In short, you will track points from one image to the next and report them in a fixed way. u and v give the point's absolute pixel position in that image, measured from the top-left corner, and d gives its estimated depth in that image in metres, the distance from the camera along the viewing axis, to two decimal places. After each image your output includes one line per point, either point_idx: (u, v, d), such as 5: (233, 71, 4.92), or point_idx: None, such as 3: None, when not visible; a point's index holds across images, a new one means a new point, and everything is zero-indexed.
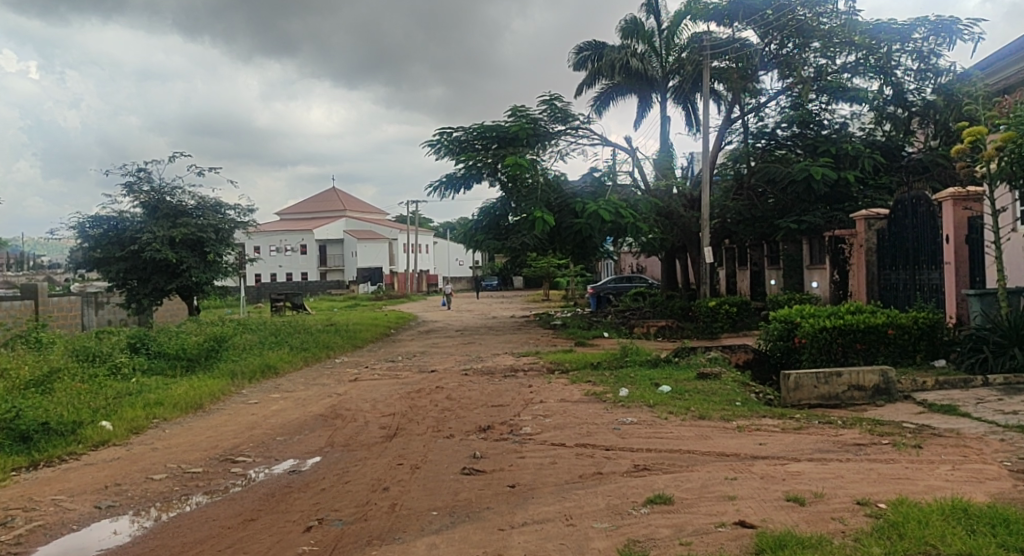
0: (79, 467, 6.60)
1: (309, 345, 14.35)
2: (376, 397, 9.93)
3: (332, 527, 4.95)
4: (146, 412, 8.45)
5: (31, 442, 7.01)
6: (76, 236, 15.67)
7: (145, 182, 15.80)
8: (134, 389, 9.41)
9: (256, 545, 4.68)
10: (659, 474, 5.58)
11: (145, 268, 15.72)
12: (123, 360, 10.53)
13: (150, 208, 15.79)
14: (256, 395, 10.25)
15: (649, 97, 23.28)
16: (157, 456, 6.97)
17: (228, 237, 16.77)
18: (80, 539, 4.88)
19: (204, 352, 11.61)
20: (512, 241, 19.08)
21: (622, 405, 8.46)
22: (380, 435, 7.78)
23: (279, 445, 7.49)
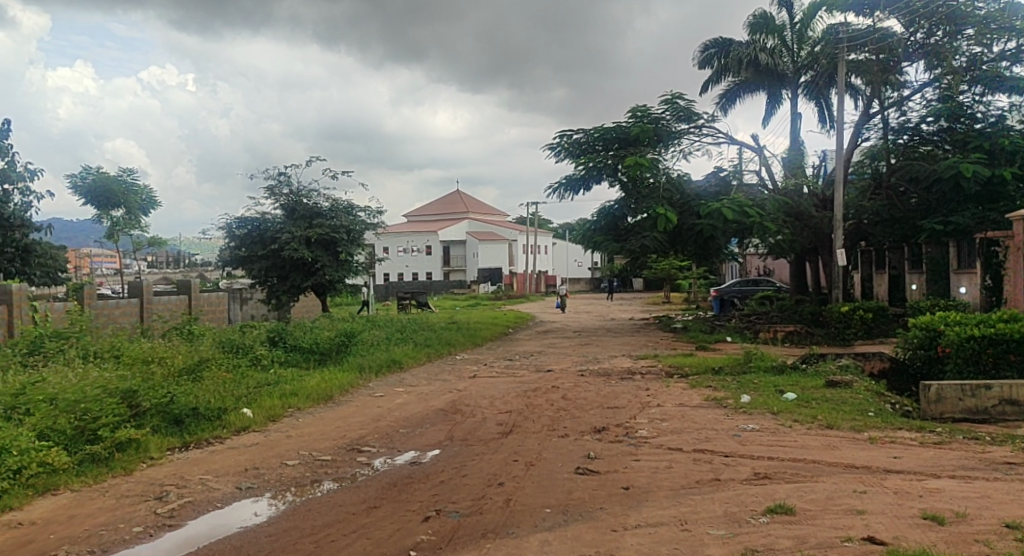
0: (224, 450, 7.17)
1: (432, 342, 14.83)
2: (494, 394, 10.13)
3: (448, 519, 5.10)
4: (282, 402, 9.06)
5: (183, 425, 7.66)
6: (225, 236, 17.03)
7: (285, 185, 16.92)
8: (272, 379, 10.10)
9: (378, 531, 4.90)
10: (781, 483, 5.35)
11: (285, 266, 16.80)
12: (263, 352, 11.31)
13: (288, 210, 16.89)
14: (382, 388, 10.73)
15: (779, 93, 22.32)
16: (291, 443, 7.45)
17: (359, 237, 17.59)
18: (223, 517, 5.29)
19: (335, 346, 12.28)
20: (631, 242, 18.83)
21: (744, 411, 8.17)
22: (497, 431, 7.93)
23: (402, 437, 7.80)
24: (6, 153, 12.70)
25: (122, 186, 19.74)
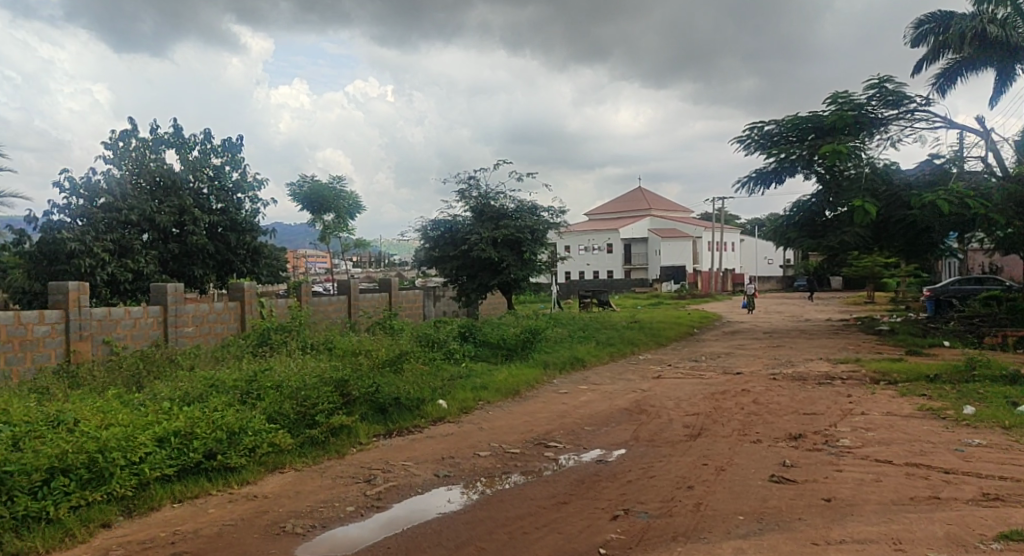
0: (423, 439, 7.66)
1: (614, 340, 14.82)
2: (680, 395, 9.93)
3: (637, 519, 5.09)
4: (473, 395, 9.53)
5: (387, 414, 8.27)
6: (420, 238, 18.20)
7: (474, 188, 17.72)
8: (463, 373, 10.63)
9: (568, 527, 5.00)
10: (1016, 508, 4.75)
11: (474, 266, 17.60)
12: (455, 347, 11.94)
13: (477, 212, 17.66)
14: (566, 385, 10.91)
15: (1011, 68, 19.70)
16: (483, 435, 7.81)
17: (543, 237, 17.96)
18: (421, 504, 5.59)
19: (521, 343, 12.67)
20: (829, 238, 17.56)
21: (966, 424, 7.34)
22: (685, 433, 7.77)
23: (588, 435, 7.90)
24: (240, 166, 14.49)
25: (333, 192, 21.70)
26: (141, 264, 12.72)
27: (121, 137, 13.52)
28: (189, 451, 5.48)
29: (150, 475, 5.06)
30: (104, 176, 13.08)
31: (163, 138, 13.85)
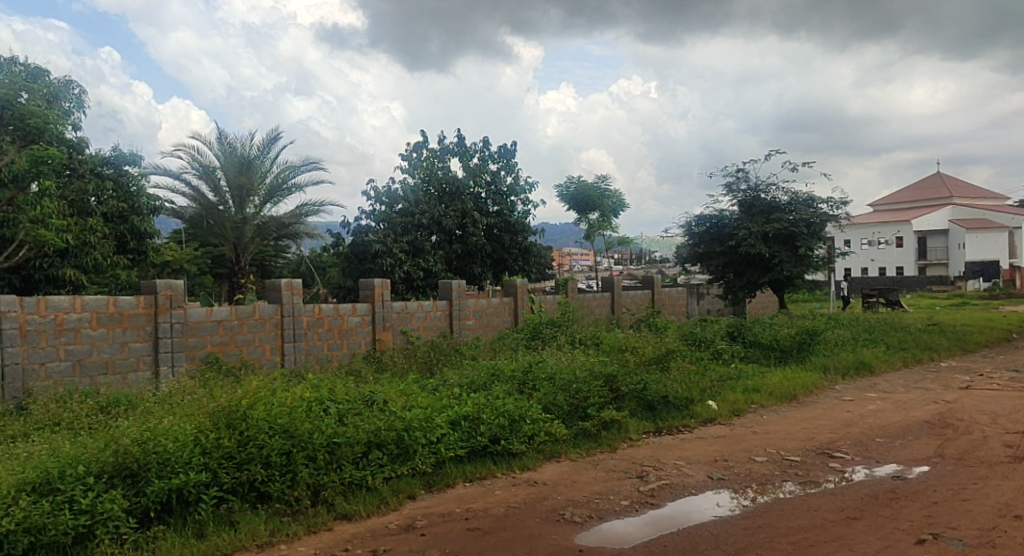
0: (694, 439, 7.44)
1: (908, 345, 13.16)
2: (997, 411, 8.51)
3: (948, 546, 4.46)
4: (745, 397, 9.09)
5: (656, 412, 8.11)
6: (685, 235, 17.85)
7: (743, 181, 16.87)
8: (733, 373, 10.18)
9: (863, 546, 4.53)
10: None
11: (742, 262, 16.78)
12: (724, 346, 11.47)
13: (745, 206, 16.76)
14: (851, 392, 9.93)
15: None
16: (758, 440, 7.40)
17: (821, 231, 16.49)
18: (689, 505, 5.30)
19: (797, 344, 11.80)
20: None
21: None
22: (1006, 454, 6.63)
23: (880, 447, 7.11)
24: (513, 170, 15.42)
25: (597, 191, 22.11)
26: (430, 263, 14.21)
27: (415, 149, 15.19)
28: (477, 434, 5.88)
29: (445, 456, 5.41)
30: (401, 185, 14.79)
31: (449, 148, 15.22)
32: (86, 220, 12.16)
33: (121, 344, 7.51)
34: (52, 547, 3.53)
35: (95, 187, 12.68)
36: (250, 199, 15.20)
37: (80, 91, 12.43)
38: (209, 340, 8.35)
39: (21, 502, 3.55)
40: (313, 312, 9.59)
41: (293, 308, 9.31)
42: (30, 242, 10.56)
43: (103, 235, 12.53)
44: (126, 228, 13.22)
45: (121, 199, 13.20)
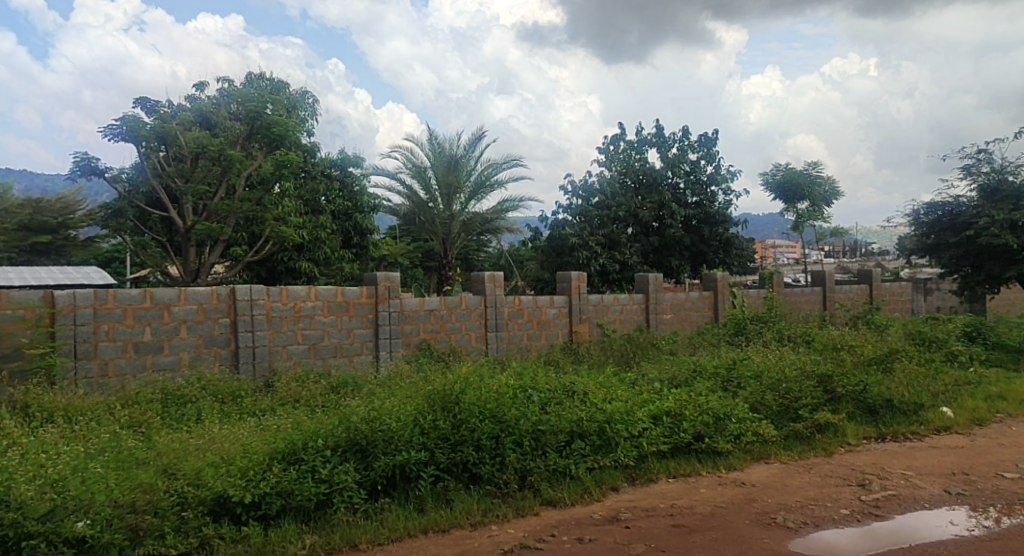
0: (924, 448, 6.67)
1: None
2: None
3: None
4: (987, 405, 8.02)
5: (878, 416, 7.40)
6: (911, 224, 16.13)
7: (985, 163, 14.83)
8: (972, 378, 9.01)
9: None
10: None
11: (981, 254, 14.79)
12: (960, 348, 10.17)
13: (988, 190, 14.67)
14: None
15: None
16: (1005, 453, 6.47)
17: None
18: (918, 521, 4.73)
19: None
20: None
21: None
22: None
23: None
24: (715, 159, 14.86)
25: (807, 178, 20.65)
26: (627, 255, 14.17)
27: (612, 142, 15.14)
28: (680, 430, 5.73)
29: (648, 450, 5.35)
30: (599, 177, 14.84)
31: (647, 140, 14.98)
32: (318, 217, 13.53)
33: (348, 330, 8.29)
34: (299, 511, 3.88)
35: (325, 188, 14.09)
36: (457, 196, 16.09)
37: (314, 100, 13.88)
38: (422, 328, 8.98)
39: (274, 469, 3.96)
40: (514, 303, 9.96)
41: (496, 299, 9.68)
42: (274, 237, 11.99)
43: (332, 232, 13.87)
44: (351, 225, 14.58)
45: (346, 198, 14.55)
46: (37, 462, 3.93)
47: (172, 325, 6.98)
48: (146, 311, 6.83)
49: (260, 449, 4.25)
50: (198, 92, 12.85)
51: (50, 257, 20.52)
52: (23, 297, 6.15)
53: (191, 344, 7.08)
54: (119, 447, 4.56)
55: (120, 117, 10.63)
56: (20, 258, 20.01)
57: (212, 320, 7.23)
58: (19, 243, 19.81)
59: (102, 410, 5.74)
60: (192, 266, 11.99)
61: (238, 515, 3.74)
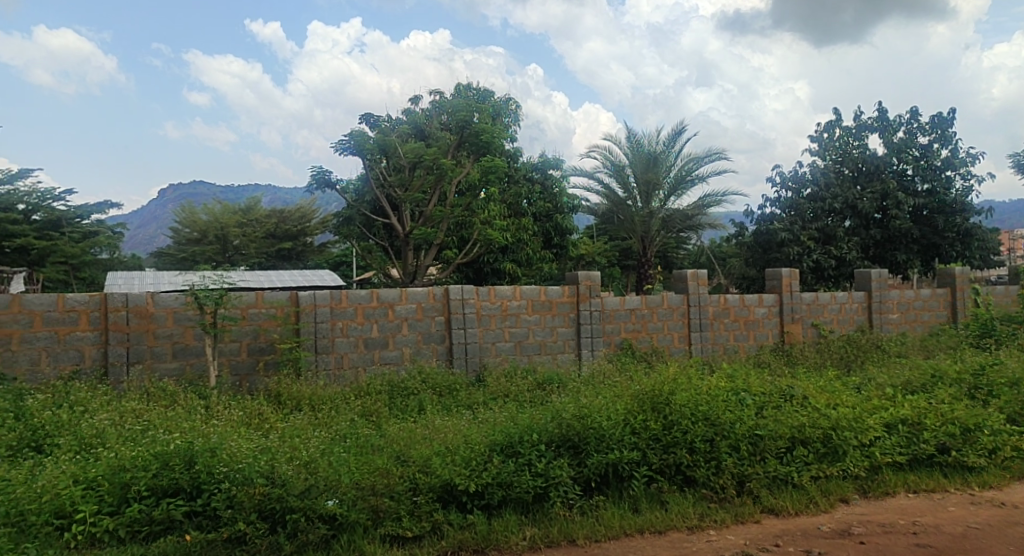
0: None
1: None
2: None
3: None
4: None
5: None
6: None
7: None
8: None
9: None
10: None
11: None
12: None
13: None
14: None
15: None
16: None
17: None
18: None
19: None
20: None
21: None
22: None
23: None
24: (950, 140, 13.24)
25: None
26: (844, 250, 13.12)
27: (827, 128, 14.04)
28: (920, 441, 5.16)
29: (881, 461, 4.88)
30: (810, 167, 13.85)
31: (867, 124, 13.70)
32: (520, 220, 14.06)
33: (552, 328, 8.46)
34: (518, 503, 4.01)
35: (527, 191, 14.65)
36: (656, 193, 15.82)
37: (516, 106, 14.37)
38: (624, 328, 8.94)
39: (493, 461, 4.13)
40: (719, 302, 9.57)
41: (699, 298, 9.37)
42: (481, 240, 12.59)
43: (533, 233, 14.31)
44: (551, 226, 14.90)
45: (547, 200, 14.94)
46: (292, 444, 4.44)
47: (394, 323, 7.55)
48: (373, 309, 7.45)
49: (480, 441, 4.46)
50: (413, 106, 13.85)
51: (291, 261, 23.06)
52: (275, 298, 7.01)
53: (411, 340, 7.63)
54: (356, 434, 5.00)
55: (348, 132, 11.71)
56: (267, 262, 22.77)
57: (429, 318, 7.73)
58: (267, 250, 22.62)
59: (339, 400, 6.35)
60: (409, 268, 12.91)
61: (464, 503, 3.95)
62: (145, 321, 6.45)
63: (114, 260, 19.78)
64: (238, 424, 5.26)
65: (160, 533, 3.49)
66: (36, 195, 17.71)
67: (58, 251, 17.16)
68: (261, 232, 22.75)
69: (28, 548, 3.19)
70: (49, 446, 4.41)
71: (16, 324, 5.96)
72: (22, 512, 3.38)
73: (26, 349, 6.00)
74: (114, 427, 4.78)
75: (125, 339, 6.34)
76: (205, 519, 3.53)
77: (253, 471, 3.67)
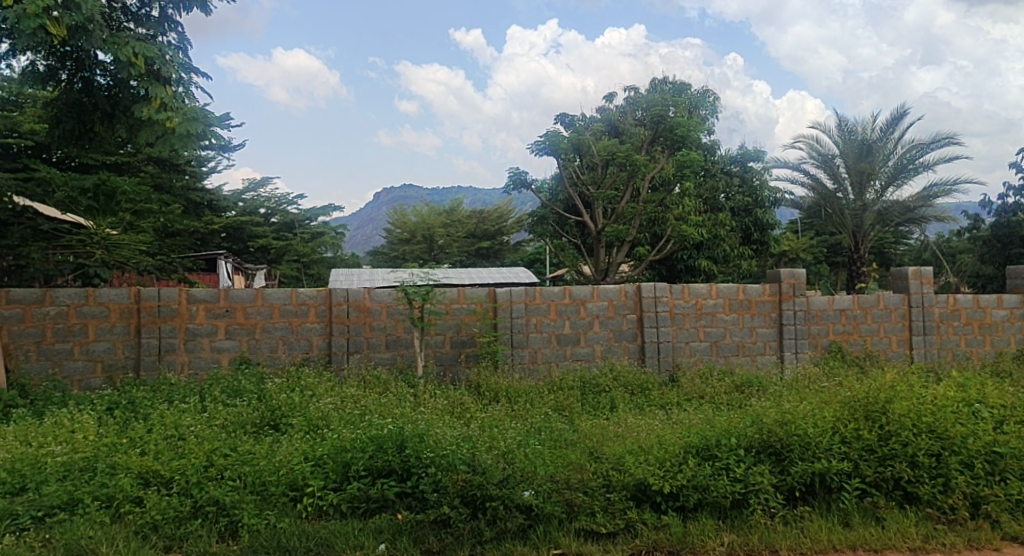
0: None
1: None
2: None
3: None
4: None
5: None
6: None
7: None
8: None
9: None
10: None
11: None
12: None
13: None
14: None
15: None
16: None
17: None
18: None
19: None
20: None
21: None
22: None
23: None
24: None
25: None
26: None
27: None
28: None
29: None
30: None
31: None
32: (717, 216, 13.61)
33: (750, 329, 8.07)
34: (715, 508, 3.89)
35: (725, 185, 14.20)
36: (871, 184, 14.50)
37: (715, 98, 13.85)
38: (832, 329, 8.29)
39: (689, 462, 4.05)
40: (947, 303, 8.57)
41: (922, 298, 8.46)
42: (675, 236, 12.32)
43: (731, 229, 13.77)
44: (750, 221, 14.21)
45: (746, 194, 14.31)
46: (492, 434, 4.66)
47: (587, 320, 7.63)
48: (566, 306, 7.59)
49: (675, 441, 4.38)
50: (607, 103, 13.90)
51: (490, 259, 24.02)
52: (474, 294, 7.40)
53: (603, 337, 7.66)
54: (551, 428, 5.13)
55: (544, 133, 12.02)
56: (468, 260, 23.95)
57: (621, 315, 7.72)
58: (468, 248, 23.83)
59: (534, 394, 6.54)
60: (601, 265, 12.96)
61: (658, 504, 3.90)
62: (362, 314, 7.08)
63: (337, 259, 21.96)
64: (442, 413, 5.63)
65: (376, 510, 3.81)
66: (275, 201, 20.17)
67: (292, 250, 19.39)
68: (463, 232, 24.05)
69: (269, 516, 3.64)
70: (284, 424, 5.00)
71: (259, 315, 6.82)
72: (265, 482, 3.85)
73: (267, 337, 6.85)
74: (337, 411, 5.31)
75: (346, 330, 7.02)
76: (414, 500, 3.82)
77: (456, 457, 3.91)
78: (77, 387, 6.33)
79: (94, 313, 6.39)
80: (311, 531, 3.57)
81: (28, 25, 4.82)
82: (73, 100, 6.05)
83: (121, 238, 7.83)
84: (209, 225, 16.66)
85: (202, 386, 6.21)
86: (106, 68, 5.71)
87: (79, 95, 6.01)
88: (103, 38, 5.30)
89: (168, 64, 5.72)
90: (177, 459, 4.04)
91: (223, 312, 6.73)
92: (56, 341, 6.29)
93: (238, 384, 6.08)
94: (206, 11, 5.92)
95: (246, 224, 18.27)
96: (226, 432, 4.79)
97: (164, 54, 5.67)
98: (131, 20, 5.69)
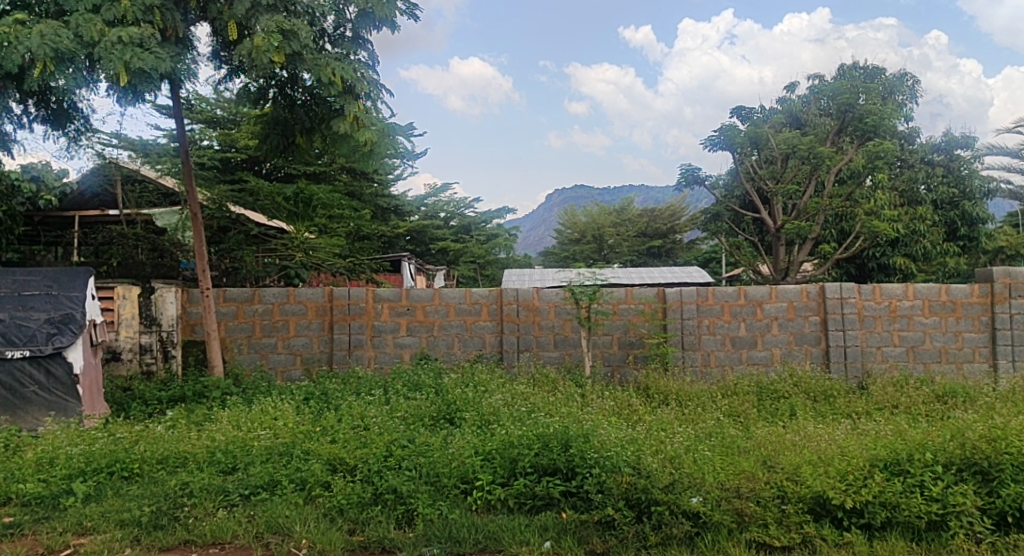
0: None
1: None
2: None
3: None
4: None
5: None
6: None
7: None
8: None
9: None
10: None
11: None
12: None
13: None
14: None
15: None
16: None
17: None
18: None
19: None
20: None
21: None
22: None
23: None
24: None
25: None
26: None
27: None
28: None
29: None
30: None
31: None
32: (915, 209, 12.35)
33: (955, 333, 7.25)
34: (908, 528, 3.54)
35: (925, 175, 12.93)
36: None
37: (914, 81, 12.57)
38: None
39: (875, 477, 3.72)
40: None
41: None
42: (866, 233, 11.31)
43: (934, 224, 12.42)
44: (957, 214, 12.76)
45: (951, 185, 12.92)
46: (659, 438, 4.57)
47: (764, 322, 7.24)
48: (741, 307, 7.24)
49: (860, 453, 4.05)
50: (788, 94, 13.10)
51: (661, 258, 23.48)
52: (643, 294, 7.30)
53: (782, 340, 7.23)
54: (723, 434, 4.93)
55: (718, 127, 11.61)
56: (639, 260, 23.62)
57: (803, 318, 7.25)
58: (639, 248, 23.51)
59: (706, 398, 6.33)
60: (781, 264, 12.24)
61: (839, 519, 3.61)
62: (532, 314, 7.22)
63: (511, 259, 22.55)
64: (610, 414, 5.61)
65: (542, 508, 3.87)
66: (454, 205, 21.17)
67: (468, 252, 20.24)
68: (633, 231, 23.77)
69: (441, 506, 3.82)
70: (459, 418, 5.23)
71: (437, 313, 7.19)
72: (438, 473, 4.04)
73: (444, 334, 7.20)
74: (507, 407, 5.48)
75: (517, 329, 7.20)
76: (579, 500, 3.85)
77: (620, 460, 3.92)
78: (281, 378, 7.03)
79: (295, 310, 7.05)
80: (480, 524, 3.70)
81: (259, 61, 5.53)
82: (279, 117, 6.73)
83: (318, 242, 8.59)
84: (395, 229, 17.80)
85: (386, 380, 6.63)
86: (306, 87, 6.28)
87: (283, 112, 6.67)
88: (307, 60, 5.83)
89: (361, 80, 6.16)
90: (361, 448, 4.37)
91: (404, 310, 7.16)
92: (263, 336, 7.02)
93: (418, 379, 6.43)
94: (393, 29, 6.33)
95: (427, 227, 19.36)
96: (406, 424, 5.09)
97: (357, 72, 6.10)
98: (329, 41, 6.18)
